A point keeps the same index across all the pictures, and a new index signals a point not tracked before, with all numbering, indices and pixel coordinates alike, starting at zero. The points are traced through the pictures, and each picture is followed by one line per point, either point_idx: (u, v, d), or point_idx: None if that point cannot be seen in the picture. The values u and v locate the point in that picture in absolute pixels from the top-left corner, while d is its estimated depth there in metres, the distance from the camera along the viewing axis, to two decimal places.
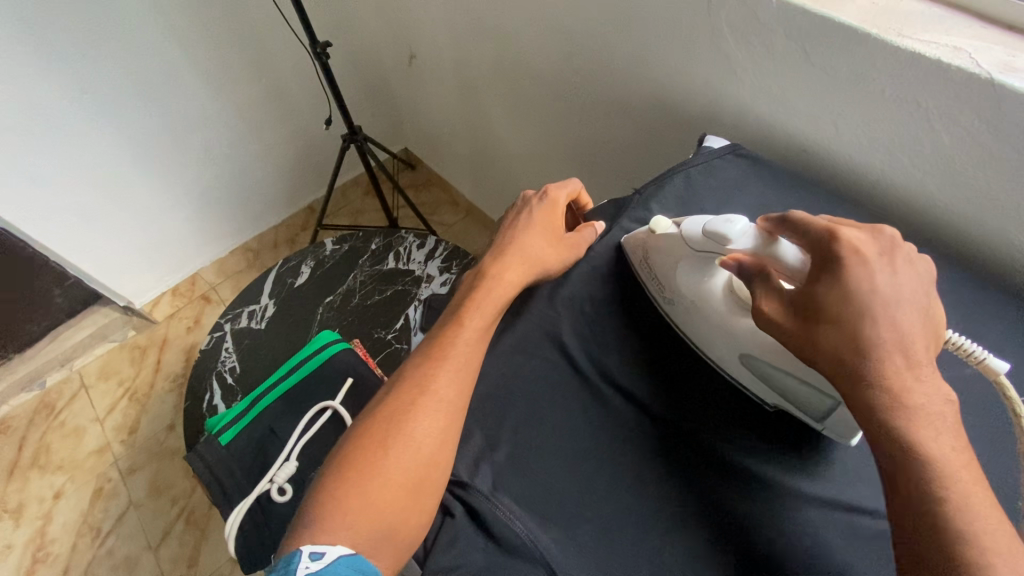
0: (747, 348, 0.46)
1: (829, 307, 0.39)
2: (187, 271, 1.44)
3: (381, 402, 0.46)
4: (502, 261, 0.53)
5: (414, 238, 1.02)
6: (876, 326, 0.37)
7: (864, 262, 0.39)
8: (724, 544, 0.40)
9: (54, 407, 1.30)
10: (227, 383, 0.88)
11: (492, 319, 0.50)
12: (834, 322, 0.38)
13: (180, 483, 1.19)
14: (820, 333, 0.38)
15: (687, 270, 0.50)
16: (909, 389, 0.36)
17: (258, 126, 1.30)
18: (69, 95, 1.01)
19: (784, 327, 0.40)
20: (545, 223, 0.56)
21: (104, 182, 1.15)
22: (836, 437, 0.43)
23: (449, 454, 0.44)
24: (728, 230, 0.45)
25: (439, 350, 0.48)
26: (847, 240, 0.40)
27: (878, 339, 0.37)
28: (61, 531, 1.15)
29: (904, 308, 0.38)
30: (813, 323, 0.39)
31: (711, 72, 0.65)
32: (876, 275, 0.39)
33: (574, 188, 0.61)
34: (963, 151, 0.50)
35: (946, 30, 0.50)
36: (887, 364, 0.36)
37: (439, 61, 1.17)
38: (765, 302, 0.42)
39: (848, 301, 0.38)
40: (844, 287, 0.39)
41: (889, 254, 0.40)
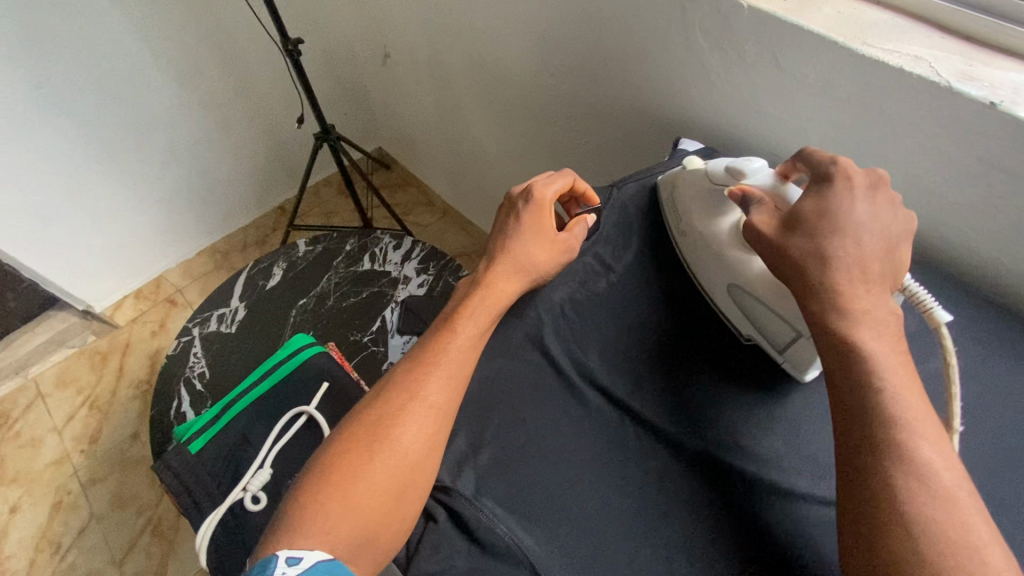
0: (735, 280, 0.51)
1: (807, 221, 0.43)
2: (151, 274, 1.39)
3: (368, 405, 0.46)
4: (496, 269, 0.52)
5: (389, 239, 1.00)
6: (844, 242, 0.41)
7: (849, 188, 0.43)
8: (703, 545, 0.41)
9: (8, 417, 1.24)
10: (196, 389, 0.85)
11: (486, 327, 0.50)
12: (809, 233, 0.42)
13: (145, 494, 1.15)
14: (790, 239, 0.43)
15: (699, 208, 0.54)
16: (857, 296, 0.40)
17: (226, 125, 1.26)
18: (25, 90, 0.97)
19: (764, 236, 0.44)
20: (537, 224, 0.55)
21: (66, 183, 1.11)
22: (792, 370, 0.48)
23: (435, 460, 0.44)
24: (748, 166, 0.50)
25: (430, 357, 0.47)
26: (840, 166, 0.45)
27: (843, 252, 0.41)
28: (17, 548, 1.10)
29: (870, 231, 0.42)
30: (788, 233, 0.43)
31: (684, 76, 0.66)
32: (856, 200, 0.43)
33: (566, 181, 0.59)
34: (923, 155, 0.52)
35: (907, 39, 0.52)
36: (841, 272, 0.40)
37: (413, 59, 1.16)
38: (755, 215, 0.46)
39: (822, 217, 0.43)
40: (822, 204, 0.43)
41: (875, 187, 0.44)
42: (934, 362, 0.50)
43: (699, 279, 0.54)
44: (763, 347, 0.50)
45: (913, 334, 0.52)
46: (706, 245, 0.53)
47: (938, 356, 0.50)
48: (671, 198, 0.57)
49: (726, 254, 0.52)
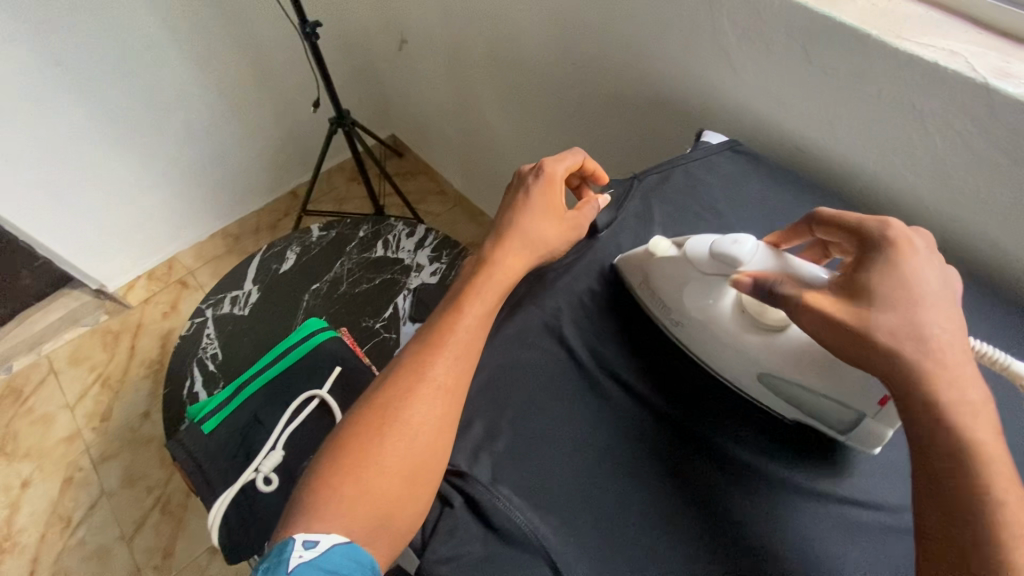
0: (765, 366, 0.46)
1: (885, 296, 0.38)
2: (164, 255, 1.40)
3: (378, 389, 0.45)
4: (508, 246, 0.52)
5: (403, 227, 1.00)
6: (934, 320, 0.37)
7: (916, 253, 0.39)
8: (720, 538, 0.41)
9: (22, 393, 1.25)
10: (209, 370, 0.85)
11: (492, 307, 0.50)
12: (894, 312, 0.37)
13: (155, 472, 1.16)
14: (873, 322, 0.37)
15: (693, 291, 0.49)
16: (964, 380, 0.36)
17: (241, 108, 1.26)
18: (43, 67, 0.97)
19: (836, 318, 0.38)
20: (547, 199, 0.54)
21: (83, 161, 1.11)
22: (858, 447, 0.44)
23: (446, 441, 0.43)
24: (740, 251, 0.44)
25: (439, 338, 0.47)
26: (894, 230, 0.40)
27: (936, 331, 0.36)
28: (28, 521, 1.11)
29: (947, 298, 0.38)
30: (868, 311, 0.37)
31: (710, 68, 0.65)
32: (927, 267, 0.39)
33: (575, 159, 0.57)
34: (954, 153, 0.51)
35: (943, 34, 0.51)
36: (943, 354, 0.36)
37: (430, 45, 1.15)
38: (806, 295, 0.39)
39: (900, 288, 0.38)
40: (896, 274, 0.38)
41: (933, 249, 0.40)
42: None
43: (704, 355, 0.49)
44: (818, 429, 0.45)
45: None
46: (716, 334, 0.48)
47: None
48: (646, 285, 0.51)
49: (744, 343, 0.47)
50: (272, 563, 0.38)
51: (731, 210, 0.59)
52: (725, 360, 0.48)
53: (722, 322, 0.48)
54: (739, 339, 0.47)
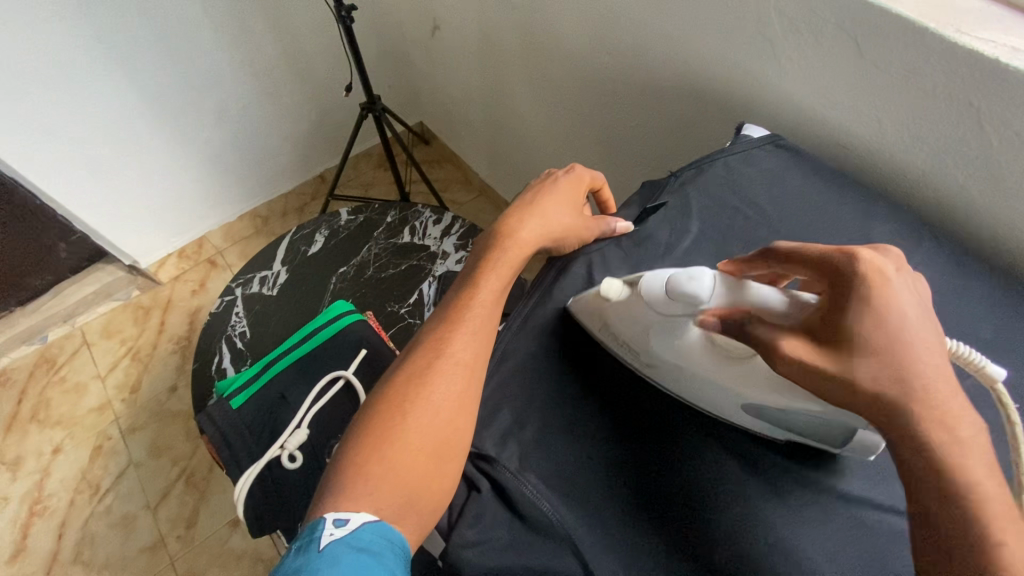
0: (746, 395, 0.43)
1: (866, 336, 0.36)
2: (194, 234, 1.42)
3: (400, 368, 0.46)
4: (523, 224, 0.53)
5: (430, 213, 1.00)
6: (916, 354, 0.35)
7: (887, 282, 0.37)
8: (753, 538, 0.40)
9: (56, 362, 1.29)
10: (237, 347, 0.87)
11: (507, 283, 0.51)
12: (874, 352, 0.35)
13: (181, 445, 1.19)
14: (858, 365, 0.35)
15: (657, 335, 0.45)
16: (955, 416, 0.34)
17: (273, 90, 1.27)
18: (87, 45, 0.99)
19: (816, 367, 0.36)
20: (567, 192, 0.56)
21: (120, 138, 1.14)
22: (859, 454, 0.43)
23: (469, 418, 0.43)
24: (698, 289, 0.41)
25: (456, 315, 0.48)
26: (864, 262, 0.37)
27: (920, 367, 0.35)
28: (59, 487, 1.15)
29: (926, 329, 0.37)
30: (846, 356, 0.36)
31: (753, 60, 0.63)
32: (901, 296, 0.37)
33: (597, 178, 0.60)
34: (1011, 155, 0.49)
35: (1004, 29, 0.48)
36: (934, 389, 0.35)
37: (463, 32, 1.14)
38: (782, 345, 0.37)
39: (881, 329, 0.36)
40: (871, 311, 0.36)
41: (903, 271, 0.38)
42: (1007, 372, 0.47)
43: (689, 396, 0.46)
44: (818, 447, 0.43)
45: (987, 342, 0.49)
46: (690, 372, 0.44)
47: (1011, 367, 0.48)
48: (604, 328, 0.47)
49: (721, 377, 0.43)
50: (305, 541, 0.38)
51: (771, 207, 0.57)
52: (706, 392, 0.44)
53: (693, 358, 0.44)
54: (709, 369, 0.43)
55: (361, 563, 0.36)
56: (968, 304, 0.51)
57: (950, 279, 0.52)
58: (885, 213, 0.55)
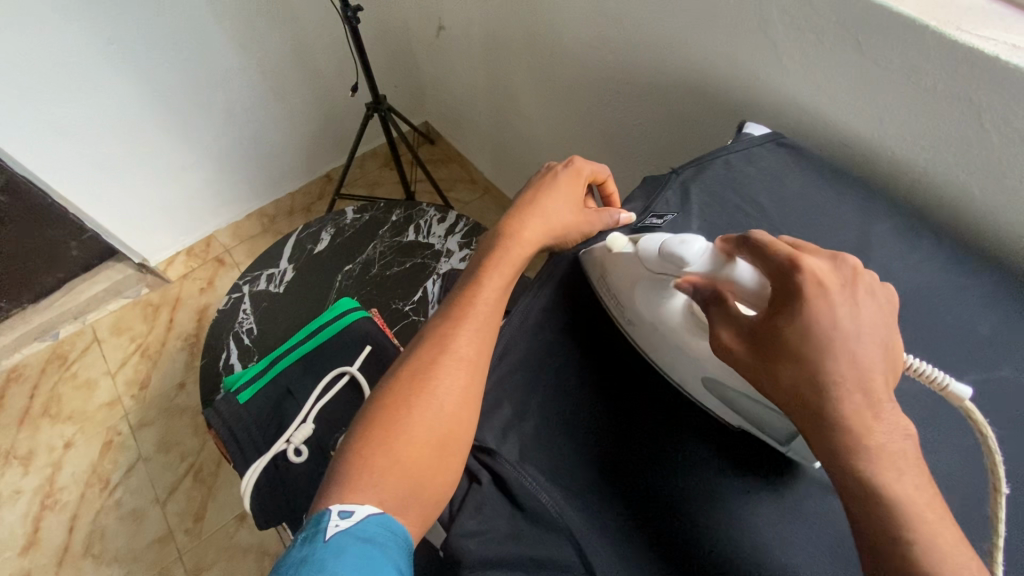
0: (706, 371, 0.44)
1: (788, 342, 0.37)
2: (203, 233, 1.44)
3: (405, 363, 0.47)
4: (524, 223, 0.54)
5: (434, 212, 1.01)
6: (838, 363, 0.35)
7: (825, 299, 0.36)
8: (753, 535, 0.40)
9: (67, 358, 1.31)
10: (244, 344, 0.88)
11: (510, 280, 0.51)
12: (794, 360, 0.36)
13: (189, 440, 1.20)
14: (777, 368, 0.37)
15: (644, 291, 0.47)
16: (869, 428, 0.34)
17: (280, 90, 1.28)
18: (99, 46, 1.01)
19: (739, 357, 0.39)
20: (570, 186, 0.57)
21: (130, 137, 1.15)
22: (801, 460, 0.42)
23: (473, 412, 0.44)
24: (683, 252, 0.43)
25: (461, 311, 0.49)
26: (807, 270, 0.37)
27: (838, 375, 0.35)
28: (69, 481, 1.17)
29: (864, 342, 0.36)
30: (773, 356, 0.37)
31: (755, 59, 0.64)
32: (836, 310, 0.36)
33: (601, 169, 0.60)
34: (1010, 153, 0.49)
35: (1004, 27, 0.49)
36: (846, 402, 0.35)
37: (468, 33, 1.15)
38: (721, 331, 0.40)
39: (805, 339, 0.36)
40: (802, 322, 0.36)
41: (851, 286, 0.37)
42: (1006, 370, 0.47)
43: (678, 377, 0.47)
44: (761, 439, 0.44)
45: (986, 339, 0.49)
46: (664, 332, 0.46)
47: (1010, 364, 0.48)
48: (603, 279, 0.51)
49: (690, 346, 0.45)
50: (309, 533, 0.38)
51: (772, 205, 0.57)
52: (677, 364, 0.46)
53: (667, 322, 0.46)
54: (681, 335, 0.46)
55: (367, 553, 0.36)
56: (968, 301, 0.51)
57: (949, 276, 0.52)
58: (885, 212, 0.56)
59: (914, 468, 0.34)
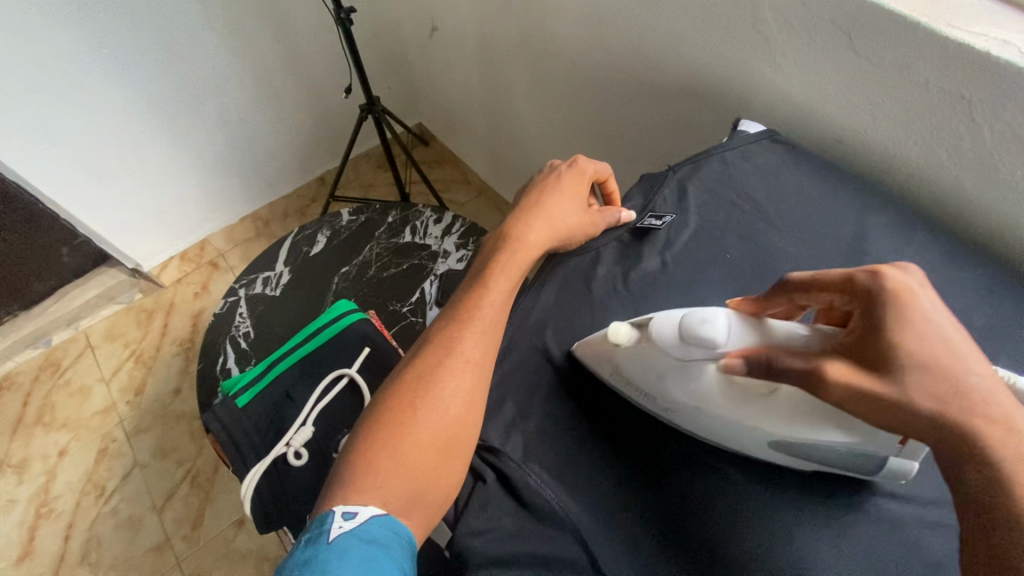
0: (776, 435, 0.42)
1: (909, 352, 0.36)
2: (196, 237, 1.43)
3: (409, 365, 0.47)
4: (529, 223, 0.53)
5: (431, 213, 1.01)
6: (965, 366, 0.36)
7: (919, 302, 0.38)
8: (748, 527, 0.41)
9: (60, 365, 1.30)
10: (242, 348, 0.88)
11: (515, 283, 0.51)
12: (922, 369, 0.36)
13: (185, 446, 1.19)
14: (908, 386, 0.36)
15: (673, 378, 0.44)
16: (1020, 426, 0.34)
17: (273, 92, 1.28)
18: (90, 49, 1.00)
19: (871, 390, 0.36)
20: (574, 187, 0.57)
21: (123, 141, 1.15)
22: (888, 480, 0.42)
23: (477, 415, 0.44)
24: (711, 331, 0.41)
25: (466, 312, 0.48)
26: (891, 278, 0.38)
27: (972, 379, 0.35)
28: (64, 489, 1.16)
29: (965, 339, 0.37)
30: (901, 377, 0.36)
31: (749, 55, 0.64)
32: (934, 311, 0.37)
33: (602, 169, 0.60)
34: (1001, 147, 0.50)
35: (995, 23, 0.49)
36: (993, 405, 0.34)
37: (462, 33, 1.15)
38: (831, 367, 0.37)
39: (925, 346, 0.36)
40: (912, 331, 0.37)
41: (928, 285, 0.39)
42: (1001, 361, 0.48)
43: (716, 438, 0.45)
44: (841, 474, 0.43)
45: (981, 331, 0.50)
46: (710, 413, 0.44)
47: (1005, 355, 0.48)
48: (616, 372, 0.46)
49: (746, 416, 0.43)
50: (313, 534, 0.38)
51: (769, 200, 0.58)
52: (731, 434, 0.44)
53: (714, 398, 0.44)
54: (737, 411, 0.43)
55: (371, 555, 0.36)
56: (961, 293, 0.51)
57: (943, 270, 0.53)
58: (879, 207, 0.56)
59: None
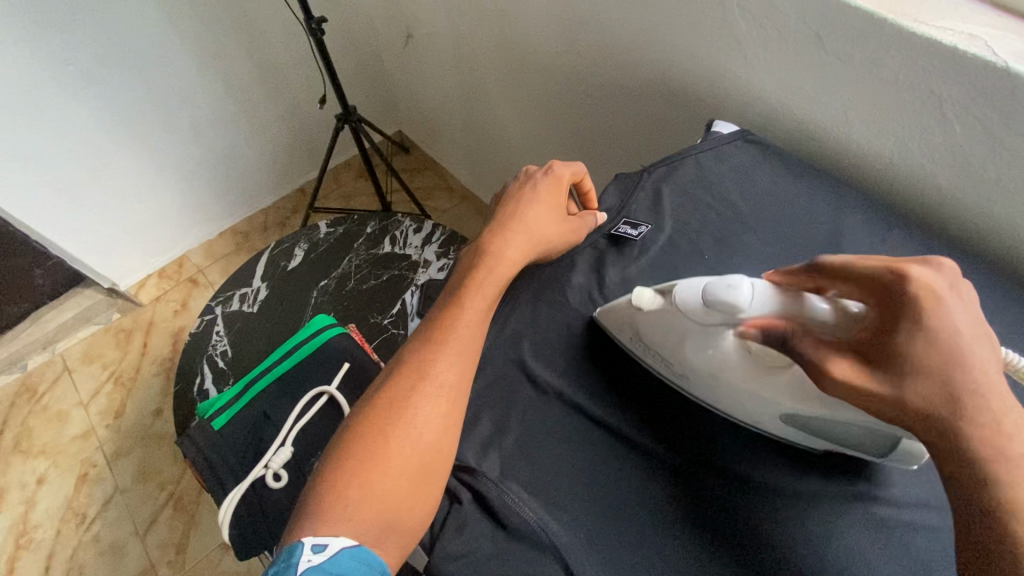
0: (788, 409, 0.42)
1: (914, 357, 0.35)
2: (174, 254, 1.40)
3: (381, 388, 0.45)
4: (506, 236, 0.52)
5: (410, 222, 0.99)
6: (967, 373, 0.34)
7: (940, 304, 0.36)
8: (728, 537, 0.41)
9: (37, 390, 1.27)
10: (219, 367, 0.86)
11: (492, 301, 0.50)
12: (926, 373, 0.35)
13: (168, 468, 1.17)
14: (907, 386, 0.35)
15: (693, 345, 0.45)
16: (1010, 438, 0.33)
17: (248, 105, 1.26)
18: (54, 66, 0.97)
19: (868, 389, 0.36)
20: (550, 197, 0.55)
21: (94, 159, 1.12)
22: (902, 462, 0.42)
23: (453, 439, 0.43)
24: (735, 296, 0.41)
25: (440, 333, 0.47)
26: (916, 281, 0.36)
27: (971, 385, 0.34)
28: (44, 517, 1.13)
29: (982, 345, 0.36)
30: (901, 378, 0.35)
31: (721, 55, 0.64)
32: (953, 314, 0.36)
33: (578, 171, 0.58)
34: (973, 141, 0.50)
35: (962, 17, 0.49)
36: (986, 412, 0.34)
37: (437, 40, 1.14)
38: (833, 365, 0.36)
39: (930, 350, 0.35)
40: (923, 333, 0.35)
41: (956, 287, 0.37)
42: None
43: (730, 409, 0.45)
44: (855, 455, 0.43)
45: None
46: (727, 381, 0.44)
47: None
48: (636, 337, 0.47)
49: (760, 385, 0.43)
50: (281, 567, 0.37)
51: (744, 202, 0.57)
52: (746, 405, 0.44)
53: (728, 368, 0.44)
54: (749, 380, 0.43)
55: None
56: None
57: None
58: (854, 205, 0.56)
59: None
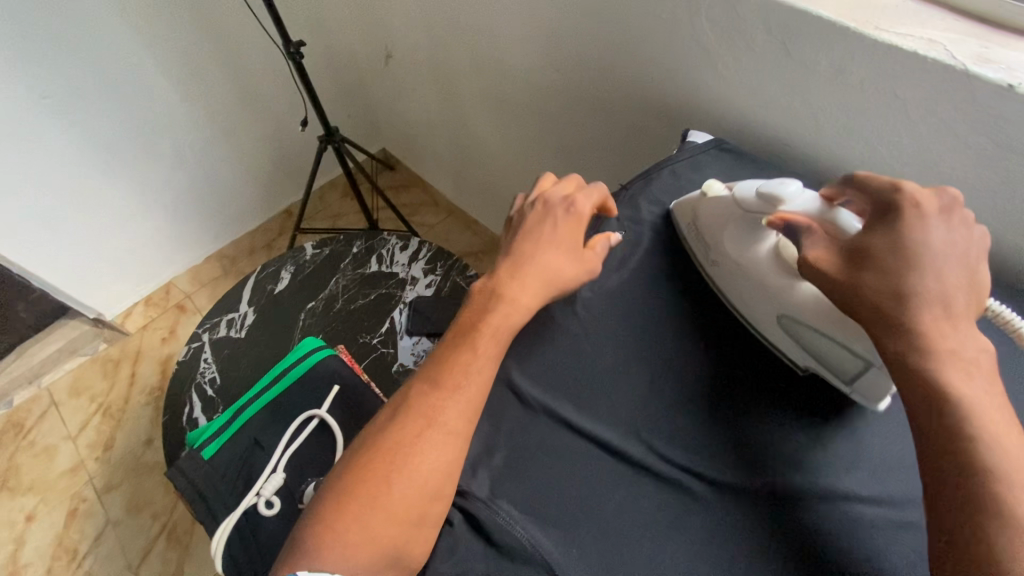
0: (788, 309, 0.47)
1: (879, 254, 0.40)
2: (160, 280, 1.39)
3: (385, 428, 0.43)
4: (524, 277, 0.49)
5: (396, 240, 1.00)
6: (924, 277, 0.38)
7: (920, 216, 0.40)
8: (716, 546, 0.41)
9: (23, 426, 1.24)
10: (207, 394, 0.85)
11: (504, 345, 0.47)
12: (880, 269, 0.39)
13: (159, 499, 1.15)
14: (861, 277, 0.40)
15: (733, 234, 0.51)
16: (945, 335, 0.37)
17: (230, 130, 1.26)
18: (32, 100, 0.97)
19: (829, 272, 0.42)
20: (570, 232, 0.51)
21: (76, 190, 1.12)
22: (865, 400, 0.45)
23: (454, 484, 0.43)
24: (782, 191, 0.46)
25: (449, 378, 0.45)
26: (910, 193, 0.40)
27: (923, 289, 0.38)
28: (34, 555, 1.11)
29: (948, 261, 0.39)
30: (859, 269, 0.40)
31: (693, 65, 0.65)
32: (930, 229, 0.40)
33: (601, 196, 0.54)
34: (937, 142, 0.51)
35: (921, 23, 0.51)
36: (926, 313, 0.38)
37: (416, 59, 1.15)
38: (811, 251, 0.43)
39: (895, 253, 0.39)
40: (895, 236, 0.40)
41: (949, 212, 0.40)
42: None
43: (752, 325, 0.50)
44: (826, 377, 0.46)
45: None
46: (749, 275, 0.50)
47: None
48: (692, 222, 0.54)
49: (776, 286, 0.48)
50: None
51: None
52: (755, 305, 0.49)
53: (756, 262, 0.50)
54: (767, 274, 0.49)
55: None
56: None
57: None
58: None
59: (988, 378, 0.37)
